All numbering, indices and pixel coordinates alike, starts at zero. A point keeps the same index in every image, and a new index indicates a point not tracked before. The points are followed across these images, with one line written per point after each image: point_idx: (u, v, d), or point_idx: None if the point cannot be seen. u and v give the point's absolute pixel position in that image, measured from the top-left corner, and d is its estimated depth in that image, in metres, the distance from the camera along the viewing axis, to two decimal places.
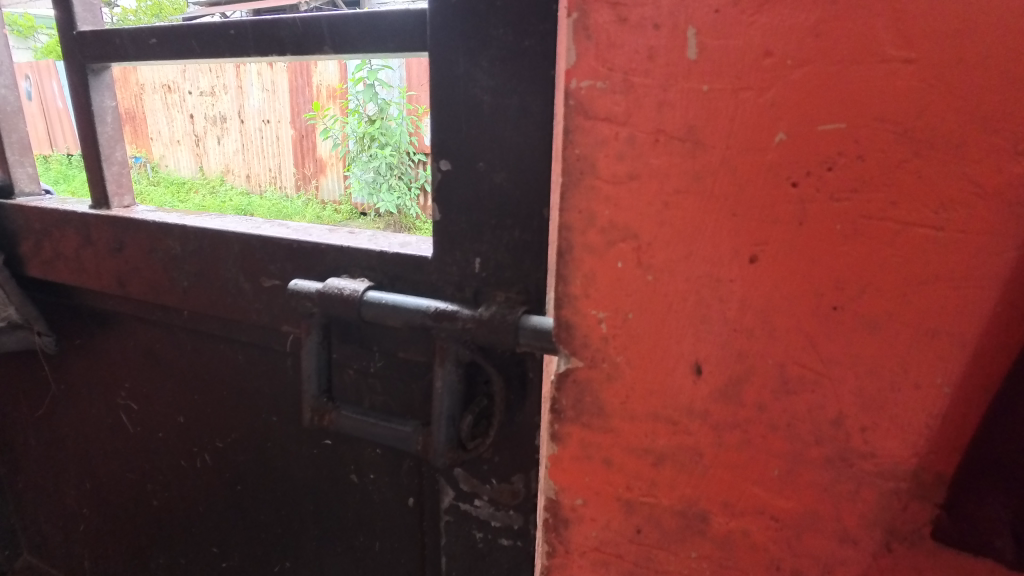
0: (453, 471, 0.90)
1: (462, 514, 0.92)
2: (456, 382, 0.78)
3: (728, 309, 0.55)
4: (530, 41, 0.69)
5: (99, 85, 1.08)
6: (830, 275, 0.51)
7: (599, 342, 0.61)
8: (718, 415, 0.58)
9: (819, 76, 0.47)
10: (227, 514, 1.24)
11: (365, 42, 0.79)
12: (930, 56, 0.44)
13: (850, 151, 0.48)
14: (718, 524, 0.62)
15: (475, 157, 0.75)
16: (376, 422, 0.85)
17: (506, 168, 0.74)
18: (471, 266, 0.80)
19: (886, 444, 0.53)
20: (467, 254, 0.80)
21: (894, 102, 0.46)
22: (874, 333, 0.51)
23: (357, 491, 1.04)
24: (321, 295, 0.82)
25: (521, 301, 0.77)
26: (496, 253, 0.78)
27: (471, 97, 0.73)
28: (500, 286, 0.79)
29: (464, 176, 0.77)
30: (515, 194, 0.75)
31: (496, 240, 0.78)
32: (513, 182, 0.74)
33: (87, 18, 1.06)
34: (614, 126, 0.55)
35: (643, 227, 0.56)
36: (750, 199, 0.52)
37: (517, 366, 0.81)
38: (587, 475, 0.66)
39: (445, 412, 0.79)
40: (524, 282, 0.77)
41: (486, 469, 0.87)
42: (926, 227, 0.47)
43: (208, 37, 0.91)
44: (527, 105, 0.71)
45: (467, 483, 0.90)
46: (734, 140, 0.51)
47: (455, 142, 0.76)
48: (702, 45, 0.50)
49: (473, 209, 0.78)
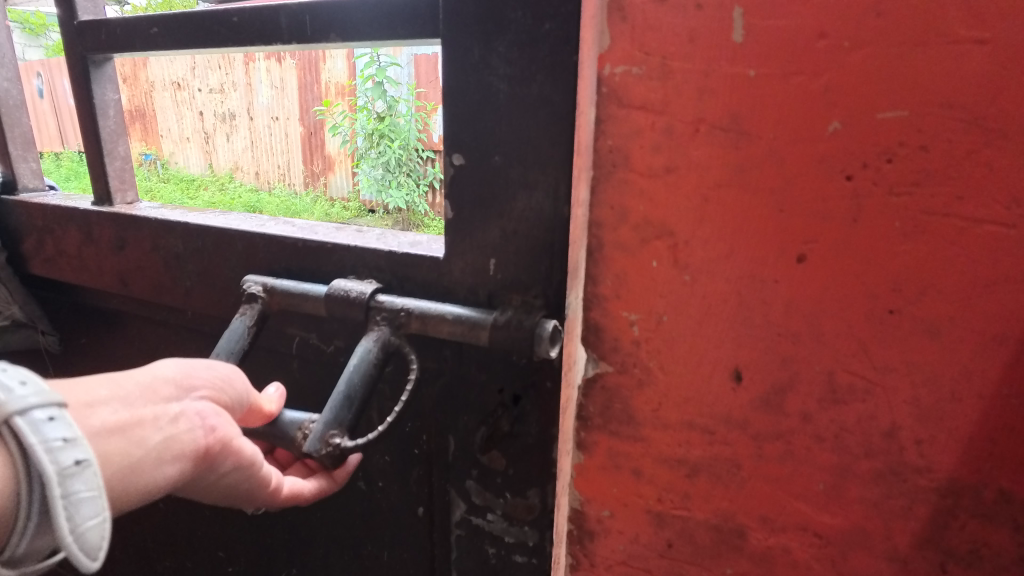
0: (466, 483, 0.84)
1: (475, 529, 0.86)
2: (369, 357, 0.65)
3: (772, 312, 0.51)
4: None
5: (100, 77, 1.05)
6: (887, 277, 0.47)
7: (630, 346, 0.57)
8: (759, 425, 0.54)
9: (878, 60, 0.44)
10: (232, 518, 1.19)
11: (374, 28, 0.76)
12: (1004, 36, 0.41)
13: (913, 141, 0.44)
14: (757, 540, 0.58)
15: None
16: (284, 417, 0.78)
17: None
18: None
19: (944, 458, 0.49)
20: None
21: (963, 87, 0.42)
22: (935, 339, 0.47)
23: (365, 498, 0.99)
24: (325, 296, 0.78)
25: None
26: None
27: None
28: None
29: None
30: None
31: None
32: None
33: (88, 8, 1.03)
34: (650, 115, 0.51)
35: (680, 224, 0.52)
36: (800, 193, 0.48)
37: None
38: (615, 486, 0.63)
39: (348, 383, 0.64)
40: None
41: (499, 481, 0.81)
42: (996, 224, 0.43)
43: (211, 25, 0.88)
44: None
45: (480, 497, 0.83)
46: (782, 129, 0.47)
47: None
48: (749, 27, 0.46)
49: None
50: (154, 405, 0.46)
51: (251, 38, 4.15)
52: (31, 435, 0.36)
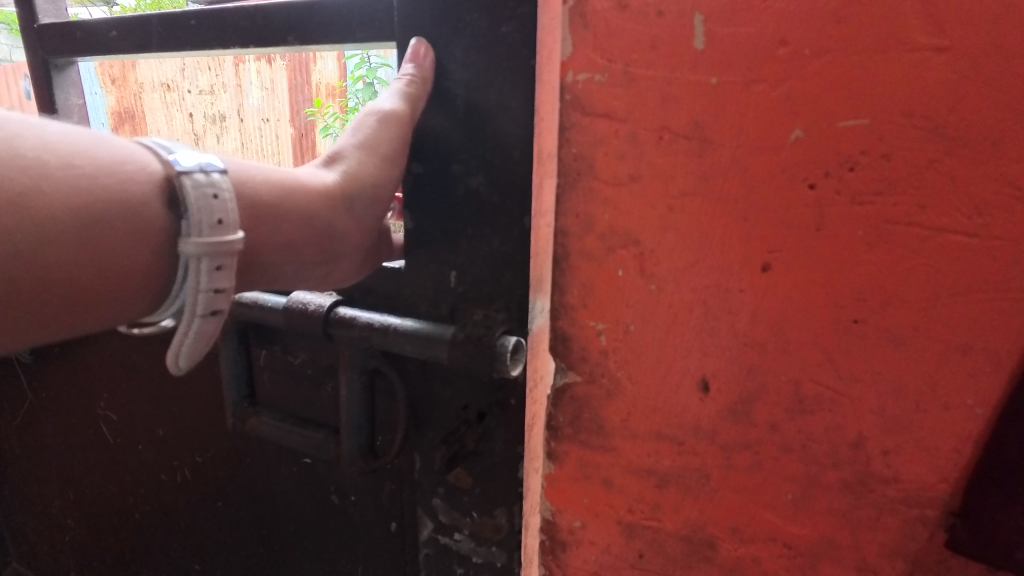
0: (432, 499, 0.67)
1: (442, 547, 0.68)
2: (361, 392, 0.63)
3: (737, 322, 0.50)
4: (506, 28, 0.49)
5: (65, 83, 1.05)
6: (850, 286, 0.46)
7: (599, 356, 0.57)
8: (726, 435, 0.54)
9: (839, 68, 0.43)
10: (209, 532, 1.09)
11: (329, 33, 0.71)
12: (963, 44, 0.40)
13: (874, 150, 0.44)
14: (727, 550, 0.57)
15: (448, 157, 0.55)
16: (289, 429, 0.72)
17: (485, 167, 0.53)
18: (445, 280, 0.58)
19: (910, 469, 0.49)
20: (442, 265, 0.58)
21: (923, 96, 0.42)
22: (899, 349, 0.46)
23: (339, 516, 0.87)
24: (284, 311, 0.62)
25: (501, 321, 0.55)
26: (473, 266, 0.56)
27: (454, 126, 0.54)
28: (478, 302, 0.55)
29: (438, 187, 0.56)
30: (496, 199, 0.53)
31: (473, 250, 0.56)
32: (494, 187, 0.53)
33: (50, 11, 1.01)
34: (614, 123, 0.50)
35: (645, 233, 0.51)
36: (763, 202, 0.47)
37: (499, 389, 0.58)
38: (586, 496, 0.62)
39: (354, 417, 0.64)
40: (507, 298, 0.55)
41: (466, 497, 0.64)
42: (959, 233, 0.43)
43: (171, 28, 0.84)
44: (513, 133, 0.50)
45: (444, 512, 0.66)
46: (744, 136, 0.47)
47: (420, 137, 0.56)
48: (709, 35, 0.46)
49: (445, 215, 0.56)
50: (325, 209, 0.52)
51: (268, 64, 2.61)
52: (199, 289, 0.41)
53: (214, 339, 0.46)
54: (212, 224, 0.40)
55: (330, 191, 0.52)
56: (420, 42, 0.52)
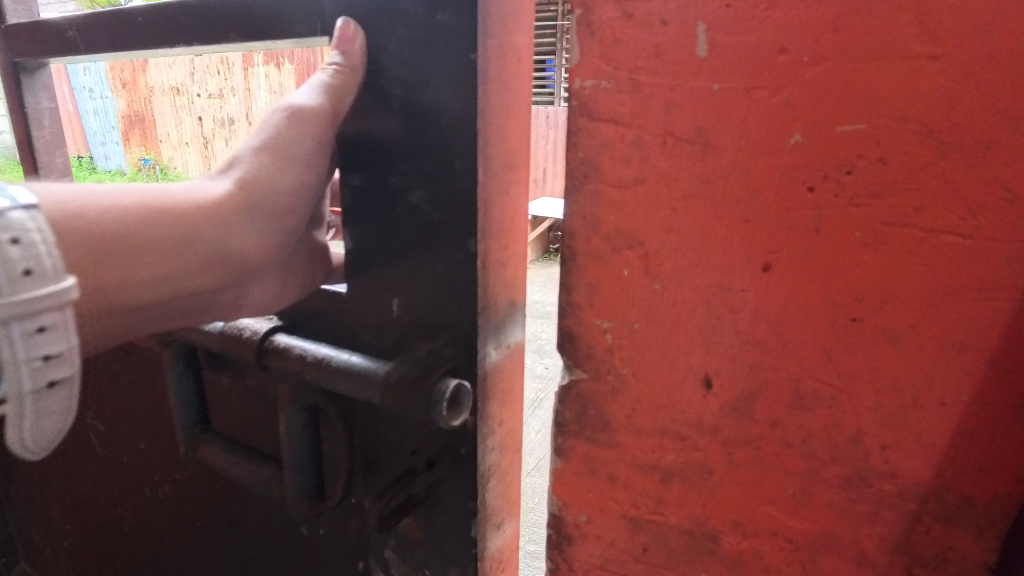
0: (386, 552, 0.76)
1: None
2: (302, 429, 0.70)
3: (739, 320, 0.52)
4: (442, 15, 0.56)
5: (33, 85, 1.07)
6: (848, 286, 0.48)
7: (604, 353, 0.58)
8: (729, 430, 0.55)
9: (837, 75, 0.45)
10: (191, 552, 1.07)
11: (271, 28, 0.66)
12: (956, 52, 0.42)
13: (871, 154, 0.45)
14: (729, 544, 0.59)
15: (389, 169, 0.63)
16: (237, 460, 0.76)
17: (423, 183, 0.61)
18: (390, 311, 0.67)
19: (908, 464, 0.50)
20: (386, 295, 0.67)
21: (917, 102, 0.43)
22: (896, 347, 0.48)
23: (308, 545, 0.86)
24: (221, 336, 0.70)
25: (446, 357, 0.64)
26: (415, 291, 0.65)
27: (402, 127, 0.61)
28: (422, 333, 0.66)
29: (378, 198, 0.65)
30: (436, 218, 0.62)
31: (415, 278, 0.65)
32: (430, 203, 0.62)
33: (20, 11, 1.03)
34: (619, 128, 0.52)
35: (649, 234, 0.53)
36: (765, 204, 0.49)
37: (449, 439, 0.66)
38: (592, 491, 0.64)
39: (299, 460, 0.71)
40: (450, 333, 0.64)
41: (420, 556, 0.74)
42: (952, 235, 0.45)
43: (124, 26, 0.82)
44: (463, 156, 0.58)
45: (399, 567, 0.76)
46: (746, 140, 0.48)
47: (364, 154, 0.64)
48: (712, 42, 0.47)
49: (388, 237, 0.66)
50: (203, 225, 0.57)
51: None
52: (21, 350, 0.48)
53: (48, 404, 0.52)
54: (23, 274, 0.46)
55: (216, 204, 0.58)
56: (348, 21, 0.59)
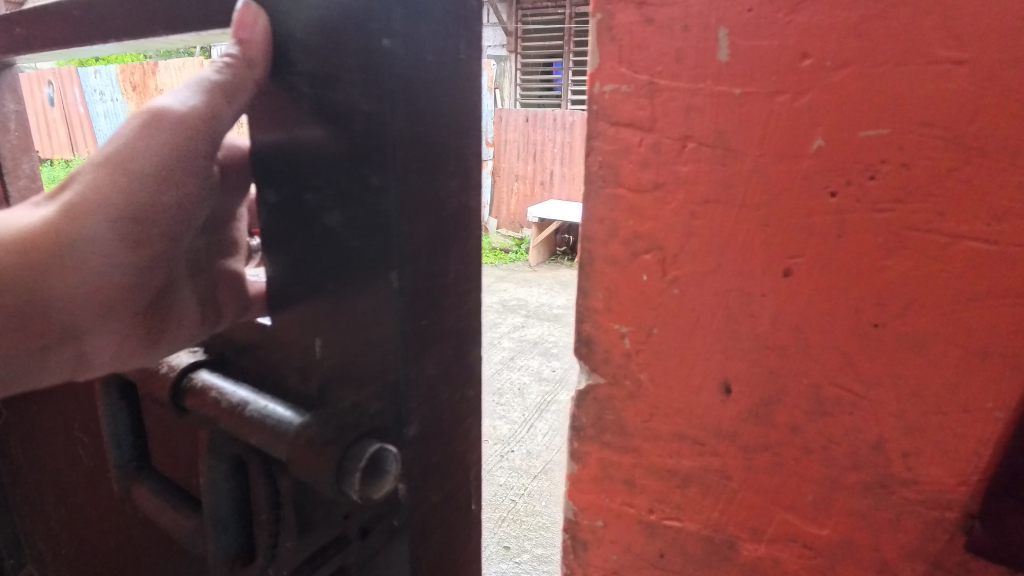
0: None
1: None
2: (229, 490, 0.45)
3: (759, 325, 0.52)
4: None
5: None
6: (870, 291, 0.48)
7: (621, 358, 0.58)
8: (747, 436, 0.55)
9: (860, 79, 0.44)
10: None
11: None
12: (982, 56, 0.41)
13: (894, 159, 0.45)
14: (747, 550, 0.59)
15: (303, 163, 0.38)
16: (163, 507, 0.52)
17: (342, 192, 0.37)
18: (313, 354, 0.41)
19: (930, 471, 0.50)
20: (307, 330, 0.41)
21: (942, 107, 0.43)
22: (919, 353, 0.47)
23: None
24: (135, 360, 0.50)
25: (372, 413, 0.39)
26: (345, 340, 0.39)
27: (327, 137, 0.37)
28: (348, 383, 0.40)
29: (295, 222, 0.40)
30: (355, 245, 0.38)
31: (341, 329, 0.40)
32: (352, 220, 0.37)
33: None
34: (639, 132, 0.52)
35: (669, 239, 0.53)
36: (786, 209, 0.49)
37: (385, 523, 0.42)
38: (608, 496, 0.64)
39: (228, 517, 0.45)
40: (388, 397, 0.39)
41: None
42: (977, 240, 0.44)
43: None
44: (382, 169, 0.35)
45: None
46: (767, 145, 0.48)
47: (266, 149, 0.39)
48: (733, 47, 0.47)
49: (313, 262, 0.40)
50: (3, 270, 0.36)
51: None
52: None
53: None
54: None
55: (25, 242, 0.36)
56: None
